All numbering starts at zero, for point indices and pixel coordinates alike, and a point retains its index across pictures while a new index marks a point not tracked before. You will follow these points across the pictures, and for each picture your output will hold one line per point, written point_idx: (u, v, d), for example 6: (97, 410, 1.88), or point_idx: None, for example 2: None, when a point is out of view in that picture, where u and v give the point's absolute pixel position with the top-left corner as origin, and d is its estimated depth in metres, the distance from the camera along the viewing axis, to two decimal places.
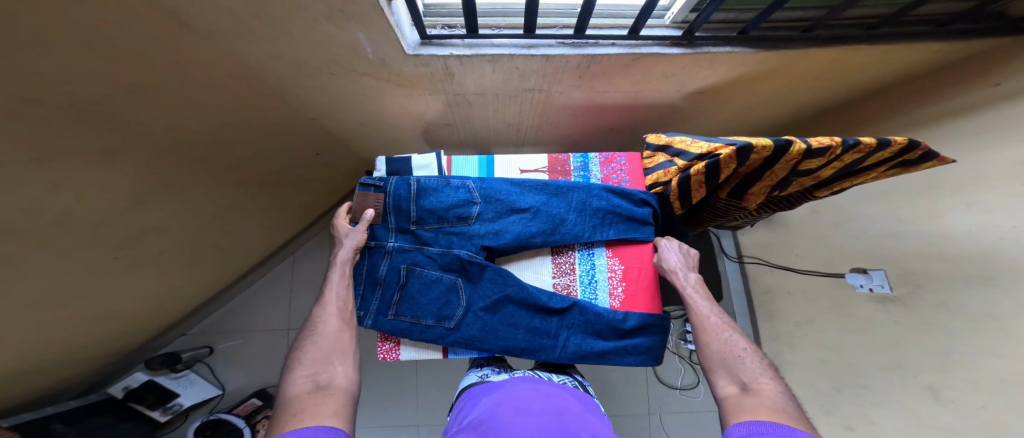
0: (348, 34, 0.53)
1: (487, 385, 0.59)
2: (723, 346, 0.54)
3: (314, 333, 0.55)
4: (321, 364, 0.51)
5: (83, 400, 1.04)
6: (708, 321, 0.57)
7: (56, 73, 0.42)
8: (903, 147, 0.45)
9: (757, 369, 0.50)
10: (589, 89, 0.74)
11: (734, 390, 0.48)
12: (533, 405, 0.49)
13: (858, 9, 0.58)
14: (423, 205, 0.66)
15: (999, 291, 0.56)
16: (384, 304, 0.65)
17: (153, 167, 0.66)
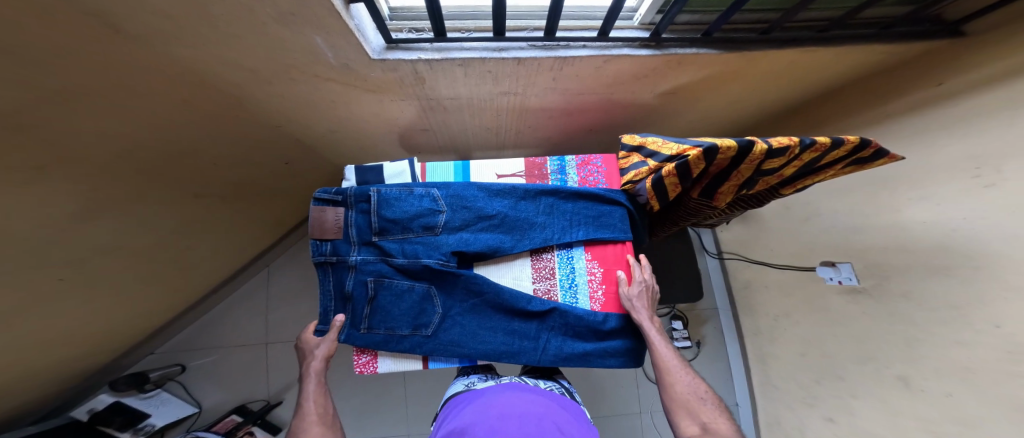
0: (307, 39, 0.51)
1: (472, 392, 0.59)
2: (689, 390, 0.57)
3: None
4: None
5: (44, 424, 0.97)
6: (670, 365, 0.59)
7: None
8: (854, 146, 0.46)
9: (711, 410, 0.54)
10: (563, 92, 0.73)
11: (695, 430, 0.53)
12: (514, 413, 0.48)
13: (809, 12, 0.59)
14: (385, 215, 0.64)
15: (955, 281, 0.59)
16: (356, 316, 0.63)
17: (98, 182, 0.62)
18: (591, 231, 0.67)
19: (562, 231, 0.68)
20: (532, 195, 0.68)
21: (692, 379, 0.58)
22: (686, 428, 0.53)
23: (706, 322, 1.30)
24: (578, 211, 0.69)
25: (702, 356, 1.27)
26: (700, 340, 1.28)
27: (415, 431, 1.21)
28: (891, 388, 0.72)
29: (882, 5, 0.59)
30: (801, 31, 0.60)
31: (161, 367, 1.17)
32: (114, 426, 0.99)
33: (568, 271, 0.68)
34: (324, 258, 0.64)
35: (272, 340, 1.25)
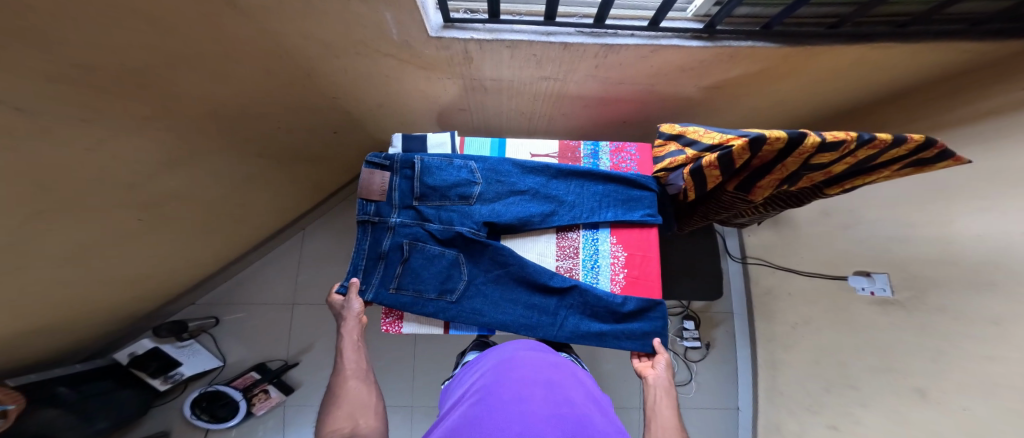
0: (376, 14, 0.55)
1: (488, 352, 0.61)
2: None
3: (339, 393, 0.55)
4: (346, 419, 0.51)
5: (89, 363, 1.06)
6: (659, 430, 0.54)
7: (108, 45, 0.45)
8: (917, 145, 0.46)
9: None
10: (605, 80, 0.75)
11: None
12: (536, 374, 0.50)
13: (886, 8, 0.59)
14: (427, 182, 0.68)
15: (996, 299, 0.58)
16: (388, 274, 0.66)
17: (181, 136, 0.68)
18: (618, 213, 0.69)
19: (589, 211, 0.69)
20: (563, 175, 0.70)
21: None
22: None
23: (718, 325, 1.29)
24: (605, 194, 0.70)
25: (710, 358, 1.27)
26: (710, 342, 1.27)
27: (418, 402, 1.25)
28: (910, 402, 0.71)
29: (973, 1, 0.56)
30: (861, 33, 0.60)
31: (198, 319, 1.24)
32: (149, 371, 1.07)
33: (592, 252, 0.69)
34: (365, 217, 0.67)
35: (298, 302, 1.31)
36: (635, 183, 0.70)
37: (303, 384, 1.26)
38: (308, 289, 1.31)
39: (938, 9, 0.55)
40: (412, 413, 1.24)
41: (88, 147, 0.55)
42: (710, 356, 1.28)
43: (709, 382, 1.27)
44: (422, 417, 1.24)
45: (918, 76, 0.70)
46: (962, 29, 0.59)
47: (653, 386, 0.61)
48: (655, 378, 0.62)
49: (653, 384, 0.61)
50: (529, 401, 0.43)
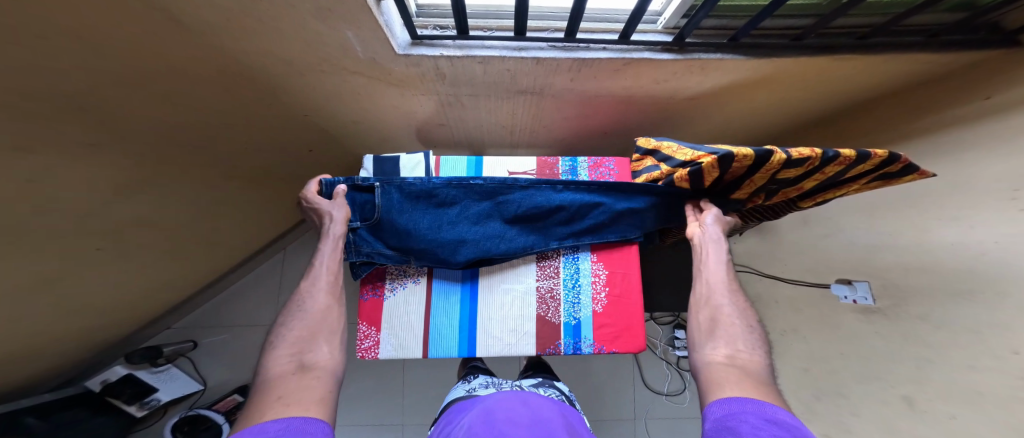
0: (338, 33, 0.53)
1: (473, 400, 0.56)
2: (732, 315, 0.50)
3: (301, 306, 0.52)
4: (306, 339, 0.49)
5: (62, 391, 1.02)
6: (703, 291, 0.54)
7: (44, 70, 0.43)
8: (881, 160, 0.45)
9: (745, 336, 0.48)
10: (582, 93, 0.74)
11: (720, 356, 0.47)
12: (521, 415, 0.47)
13: (847, 18, 0.58)
14: (399, 222, 0.63)
15: (975, 307, 0.57)
16: (383, 240, 0.64)
17: (140, 160, 0.65)
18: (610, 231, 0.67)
19: (579, 231, 0.67)
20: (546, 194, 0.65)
21: (736, 309, 0.51)
22: (707, 351, 0.48)
23: None
24: (601, 208, 0.65)
25: None
26: None
27: (409, 421, 1.22)
28: (899, 411, 0.70)
29: (930, 11, 0.56)
30: (828, 45, 0.60)
31: (175, 343, 1.20)
32: (123, 398, 1.05)
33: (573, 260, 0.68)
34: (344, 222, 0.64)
35: None
36: None
37: None
38: None
39: (896, 21, 0.55)
40: (403, 432, 1.21)
41: (34, 177, 0.52)
42: None
43: None
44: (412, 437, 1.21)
45: (889, 85, 0.70)
46: (920, 41, 0.60)
47: (701, 245, 0.56)
48: (701, 233, 0.57)
49: (700, 243, 0.57)
50: (511, 436, 0.42)
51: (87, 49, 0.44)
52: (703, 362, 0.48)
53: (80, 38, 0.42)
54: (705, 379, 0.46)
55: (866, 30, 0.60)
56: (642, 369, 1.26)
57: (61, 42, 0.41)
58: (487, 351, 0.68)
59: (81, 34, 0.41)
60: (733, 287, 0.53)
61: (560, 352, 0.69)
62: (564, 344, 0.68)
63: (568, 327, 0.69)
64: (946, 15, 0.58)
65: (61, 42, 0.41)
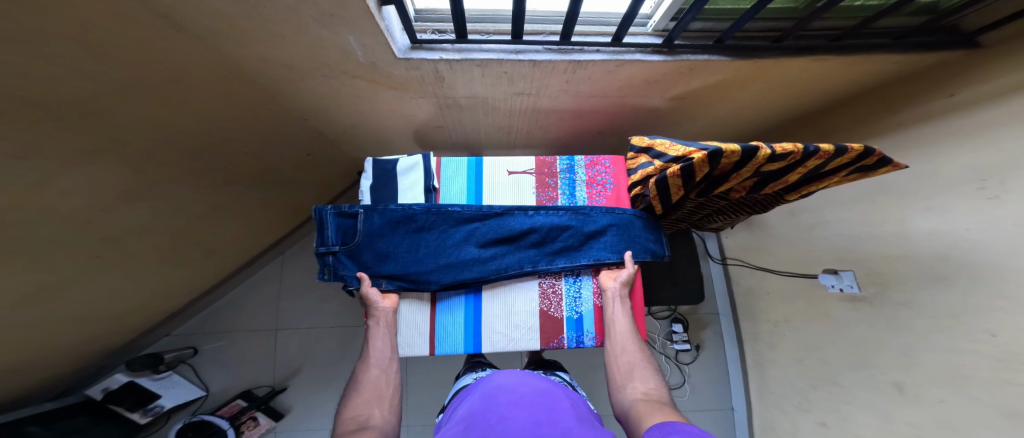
0: (339, 38, 0.55)
1: (478, 383, 0.58)
2: (637, 358, 0.62)
3: (358, 380, 0.60)
4: (363, 409, 0.56)
5: (62, 401, 1.02)
6: (620, 341, 0.65)
7: (51, 75, 0.44)
8: (858, 154, 0.48)
9: (652, 374, 0.61)
10: (576, 95, 0.76)
11: (640, 396, 0.57)
12: (526, 399, 0.48)
13: (825, 20, 0.62)
14: (381, 243, 0.67)
15: (952, 291, 0.60)
16: (361, 265, 0.67)
17: (143, 164, 0.66)
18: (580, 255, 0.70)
19: (551, 254, 0.70)
20: (517, 212, 0.71)
21: (642, 354, 0.63)
22: (630, 391, 0.58)
23: (706, 326, 1.32)
24: (569, 231, 0.70)
25: (700, 359, 1.30)
26: (699, 344, 1.30)
27: (413, 421, 1.23)
28: (889, 395, 0.73)
29: (900, 13, 0.60)
30: (807, 45, 0.63)
31: (175, 349, 1.20)
32: (126, 405, 1.02)
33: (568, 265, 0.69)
34: (325, 249, 0.66)
35: (281, 327, 1.28)
36: (597, 204, 0.74)
37: (293, 409, 1.23)
38: (293, 311, 1.29)
39: (868, 23, 0.58)
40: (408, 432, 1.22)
41: (39, 181, 0.53)
42: (700, 357, 1.30)
43: (701, 384, 1.28)
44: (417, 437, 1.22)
45: (868, 83, 0.74)
46: (890, 42, 0.63)
47: (613, 300, 0.68)
48: (613, 290, 0.69)
49: (613, 298, 0.68)
50: (511, 420, 0.43)
51: (94, 54, 0.45)
52: (627, 402, 0.57)
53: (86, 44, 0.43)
54: (630, 409, 0.55)
55: (842, 31, 0.63)
56: None
57: (69, 47, 0.42)
58: (493, 346, 0.70)
59: (87, 39, 0.43)
60: (638, 336, 0.66)
61: (564, 346, 0.71)
62: (567, 338, 0.71)
63: (570, 321, 0.71)
64: (915, 19, 0.62)
65: (69, 47, 0.42)
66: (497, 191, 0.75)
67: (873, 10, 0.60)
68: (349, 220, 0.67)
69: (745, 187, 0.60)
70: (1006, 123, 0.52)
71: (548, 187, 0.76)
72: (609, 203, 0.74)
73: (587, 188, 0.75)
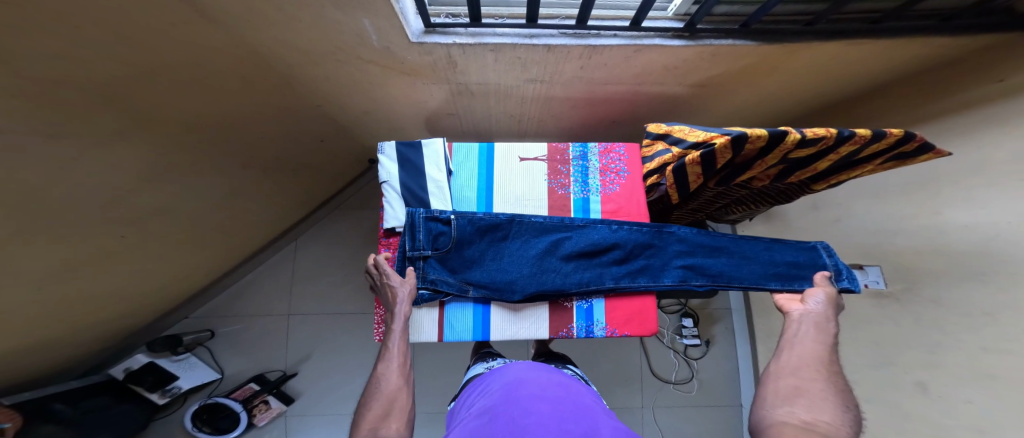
0: (354, 21, 0.55)
1: (492, 373, 0.58)
2: (807, 381, 0.45)
3: (374, 384, 0.53)
4: (378, 418, 0.48)
5: (87, 379, 1.05)
6: (791, 362, 0.48)
7: (76, 59, 0.45)
8: (897, 139, 0.46)
9: (830, 408, 0.41)
10: (591, 81, 0.75)
11: (793, 418, 0.41)
12: (545, 391, 0.48)
13: (859, 4, 0.59)
14: (468, 248, 0.69)
15: (987, 288, 0.57)
16: (451, 270, 0.68)
17: (162, 149, 0.67)
18: (664, 276, 0.68)
19: (635, 271, 0.69)
20: (608, 223, 0.70)
21: (826, 384, 0.44)
22: (780, 413, 0.42)
23: (718, 322, 1.31)
24: (656, 248, 0.69)
25: (710, 354, 1.28)
26: (710, 340, 1.29)
27: (420, 409, 1.24)
28: (910, 395, 0.71)
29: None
30: (836, 30, 0.60)
31: (192, 332, 1.23)
32: (146, 385, 1.06)
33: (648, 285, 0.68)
34: (416, 252, 0.67)
35: (293, 313, 1.30)
36: (610, 191, 0.73)
37: (304, 393, 1.25)
38: (305, 298, 1.31)
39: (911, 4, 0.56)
40: (415, 419, 1.23)
41: (64, 163, 0.54)
42: (710, 353, 1.29)
43: (711, 380, 1.27)
44: (424, 423, 1.23)
45: (897, 70, 0.70)
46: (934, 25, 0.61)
47: (797, 321, 0.55)
48: (803, 312, 0.56)
49: (797, 319, 0.55)
50: (534, 414, 0.42)
51: (115, 37, 0.45)
52: (769, 424, 0.43)
53: (108, 26, 0.43)
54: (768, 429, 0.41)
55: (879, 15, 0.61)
56: (650, 357, 1.28)
57: (93, 31, 0.43)
58: (500, 335, 0.69)
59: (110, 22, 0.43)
60: (832, 370, 0.47)
61: (573, 335, 0.70)
62: (577, 327, 0.70)
63: (580, 311, 0.70)
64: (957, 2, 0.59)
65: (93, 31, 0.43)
66: (508, 177, 0.74)
67: None
68: (438, 225, 0.69)
69: (770, 175, 0.58)
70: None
71: (561, 173, 0.75)
72: (622, 191, 0.73)
73: (600, 175, 0.74)
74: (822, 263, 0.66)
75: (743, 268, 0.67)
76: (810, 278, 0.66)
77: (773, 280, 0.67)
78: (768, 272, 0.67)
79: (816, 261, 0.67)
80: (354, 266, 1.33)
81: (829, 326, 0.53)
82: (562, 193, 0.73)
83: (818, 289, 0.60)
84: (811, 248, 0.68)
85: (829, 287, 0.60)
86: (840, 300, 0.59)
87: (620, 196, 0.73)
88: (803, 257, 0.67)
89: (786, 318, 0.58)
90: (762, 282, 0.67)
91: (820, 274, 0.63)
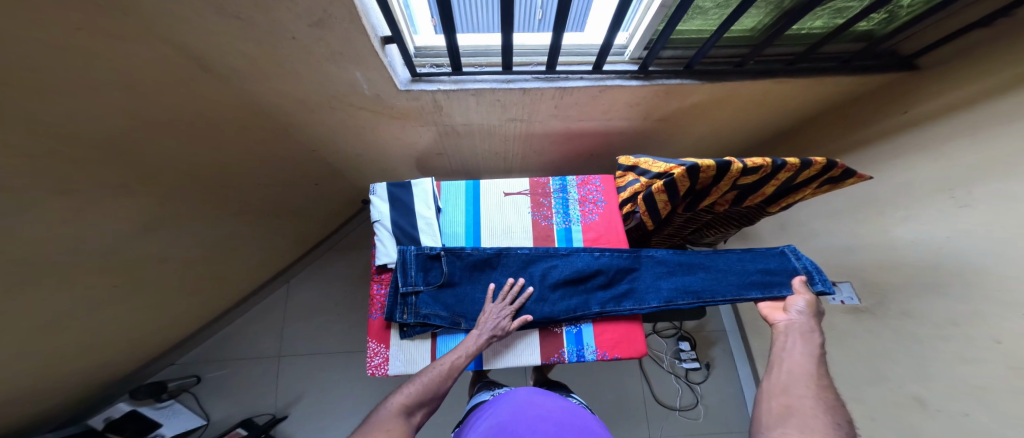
0: (347, 73, 0.61)
1: (494, 397, 0.59)
2: (798, 397, 0.45)
3: (427, 370, 0.59)
4: (417, 401, 0.55)
5: (62, 430, 1.00)
6: (782, 378, 0.49)
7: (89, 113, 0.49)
8: (821, 167, 0.52)
9: (823, 428, 0.41)
10: (565, 119, 0.81)
11: None
12: (547, 415, 0.49)
13: (776, 47, 0.68)
14: (456, 281, 0.72)
15: (949, 298, 0.60)
16: (443, 304, 0.70)
17: (161, 194, 0.71)
18: (650, 297, 0.69)
19: (620, 295, 0.70)
20: (592, 250, 0.74)
21: (817, 401, 0.44)
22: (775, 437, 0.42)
23: (715, 344, 1.31)
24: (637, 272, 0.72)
25: (712, 378, 1.27)
26: (709, 362, 1.28)
27: None
28: (909, 412, 0.70)
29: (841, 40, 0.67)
30: (766, 70, 0.69)
31: (178, 378, 1.21)
32: (127, 433, 1.01)
33: (636, 306, 0.69)
34: (411, 288, 0.69)
35: (285, 353, 1.29)
36: (590, 220, 0.77)
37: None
38: (297, 337, 1.30)
39: (814, 48, 0.64)
40: None
41: (67, 209, 0.57)
42: (712, 377, 1.27)
43: (717, 405, 1.24)
44: None
45: (838, 98, 0.78)
46: (836, 66, 0.70)
47: (784, 333, 0.55)
48: (788, 323, 0.57)
49: (783, 331, 0.56)
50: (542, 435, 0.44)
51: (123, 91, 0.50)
52: None
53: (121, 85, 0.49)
54: None
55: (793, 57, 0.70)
56: (651, 381, 1.26)
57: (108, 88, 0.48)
58: (494, 362, 0.70)
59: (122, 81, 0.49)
60: (821, 385, 0.46)
61: (565, 361, 0.71)
62: (568, 352, 0.71)
63: (570, 335, 0.71)
64: (853, 46, 0.70)
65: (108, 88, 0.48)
66: (493, 211, 0.78)
67: (814, 38, 0.68)
68: (429, 261, 0.72)
69: (728, 200, 0.62)
70: (992, 126, 0.54)
71: (543, 206, 0.79)
72: (601, 219, 0.77)
73: (579, 205, 0.78)
74: (792, 266, 0.68)
75: (718, 283, 0.69)
76: (788, 283, 0.66)
77: (754, 289, 0.67)
78: (745, 281, 0.68)
79: (786, 265, 0.68)
80: (348, 301, 1.34)
81: (814, 335, 0.53)
82: (545, 224, 0.77)
83: (797, 297, 0.60)
84: (779, 253, 0.70)
85: (807, 293, 0.60)
86: (822, 307, 0.59)
87: (599, 224, 0.77)
88: (772, 263, 0.69)
89: (774, 328, 0.59)
90: (743, 292, 0.67)
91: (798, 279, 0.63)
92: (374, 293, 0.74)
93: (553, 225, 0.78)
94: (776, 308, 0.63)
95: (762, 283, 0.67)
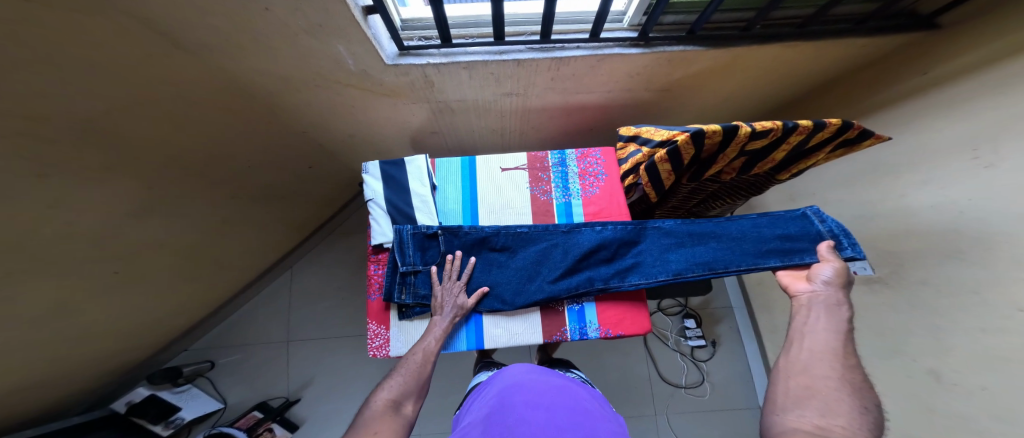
0: (330, 48, 0.58)
1: (492, 377, 0.58)
2: (819, 378, 0.43)
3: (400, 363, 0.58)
4: (402, 394, 0.53)
5: (88, 415, 1.05)
6: (802, 357, 0.46)
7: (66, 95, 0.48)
8: (836, 128, 0.49)
9: (846, 410, 0.39)
10: (563, 91, 0.78)
11: (807, 423, 0.39)
12: (542, 398, 0.47)
13: (782, 10, 0.64)
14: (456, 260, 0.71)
15: (967, 265, 0.57)
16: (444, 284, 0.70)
17: (153, 179, 0.71)
18: (658, 270, 0.67)
19: (625, 269, 0.69)
20: (594, 225, 0.72)
21: (840, 382, 0.42)
22: (792, 418, 0.40)
23: (721, 321, 1.29)
24: (642, 245, 0.70)
25: (718, 355, 1.26)
26: (715, 340, 1.27)
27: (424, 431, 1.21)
28: (920, 384, 0.69)
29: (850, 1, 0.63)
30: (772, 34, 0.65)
31: (193, 363, 1.24)
32: (148, 418, 1.05)
33: (644, 280, 0.67)
34: (409, 268, 0.69)
35: (294, 337, 1.31)
36: (590, 194, 0.75)
37: (308, 419, 1.24)
38: (304, 322, 1.32)
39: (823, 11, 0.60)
40: None
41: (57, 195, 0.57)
42: (718, 354, 1.26)
43: (723, 381, 1.24)
44: None
45: (854, 59, 0.73)
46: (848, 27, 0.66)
47: (807, 308, 0.53)
48: (812, 296, 0.54)
49: (806, 305, 0.53)
50: (531, 423, 0.42)
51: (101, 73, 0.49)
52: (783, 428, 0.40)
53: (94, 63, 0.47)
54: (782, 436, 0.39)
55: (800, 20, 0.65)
56: (657, 361, 1.26)
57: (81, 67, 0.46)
58: (495, 342, 0.69)
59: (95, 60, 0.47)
60: (847, 365, 0.44)
61: (567, 339, 0.70)
62: (570, 330, 0.70)
63: (572, 313, 0.70)
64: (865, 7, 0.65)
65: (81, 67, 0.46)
66: (491, 188, 0.76)
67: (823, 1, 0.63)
68: (426, 240, 0.71)
69: (736, 168, 0.59)
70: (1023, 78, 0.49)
71: (541, 180, 0.77)
72: (602, 193, 0.75)
73: (579, 179, 0.76)
74: (815, 230, 0.64)
75: (735, 253, 0.66)
76: (810, 250, 0.63)
77: (772, 257, 0.64)
78: (762, 249, 0.65)
79: (809, 229, 0.64)
80: (352, 286, 1.35)
81: (841, 307, 0.51)
82: (545, 198, 0.75)
83: (825, 265, 0.57)
84: (800, 217, 0.67)
85: (836, 261, 0.57)
86: (851, 275, 0.56)
87: (601, 198, 0.75)
88: (793, 229, 0.65)
89: (795, 302, 0.56)
90: (760, 261, 0.64)
91: (821, 245, 0.60)
92: (372, 273, 0.73)
93: (553, 201, 0.76)
94: (797, 276, 0.61)
95: (780, 250, 0.64)
